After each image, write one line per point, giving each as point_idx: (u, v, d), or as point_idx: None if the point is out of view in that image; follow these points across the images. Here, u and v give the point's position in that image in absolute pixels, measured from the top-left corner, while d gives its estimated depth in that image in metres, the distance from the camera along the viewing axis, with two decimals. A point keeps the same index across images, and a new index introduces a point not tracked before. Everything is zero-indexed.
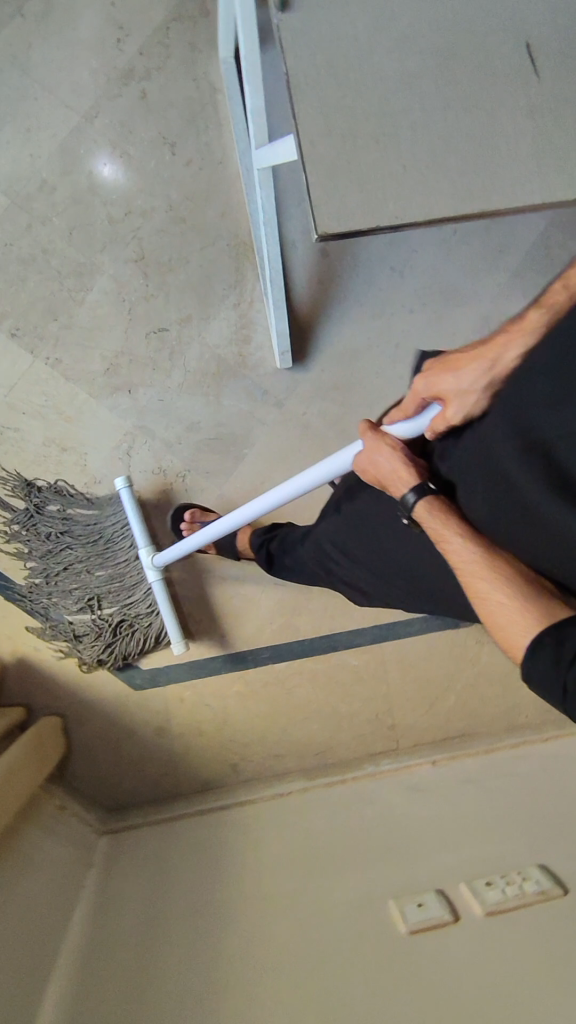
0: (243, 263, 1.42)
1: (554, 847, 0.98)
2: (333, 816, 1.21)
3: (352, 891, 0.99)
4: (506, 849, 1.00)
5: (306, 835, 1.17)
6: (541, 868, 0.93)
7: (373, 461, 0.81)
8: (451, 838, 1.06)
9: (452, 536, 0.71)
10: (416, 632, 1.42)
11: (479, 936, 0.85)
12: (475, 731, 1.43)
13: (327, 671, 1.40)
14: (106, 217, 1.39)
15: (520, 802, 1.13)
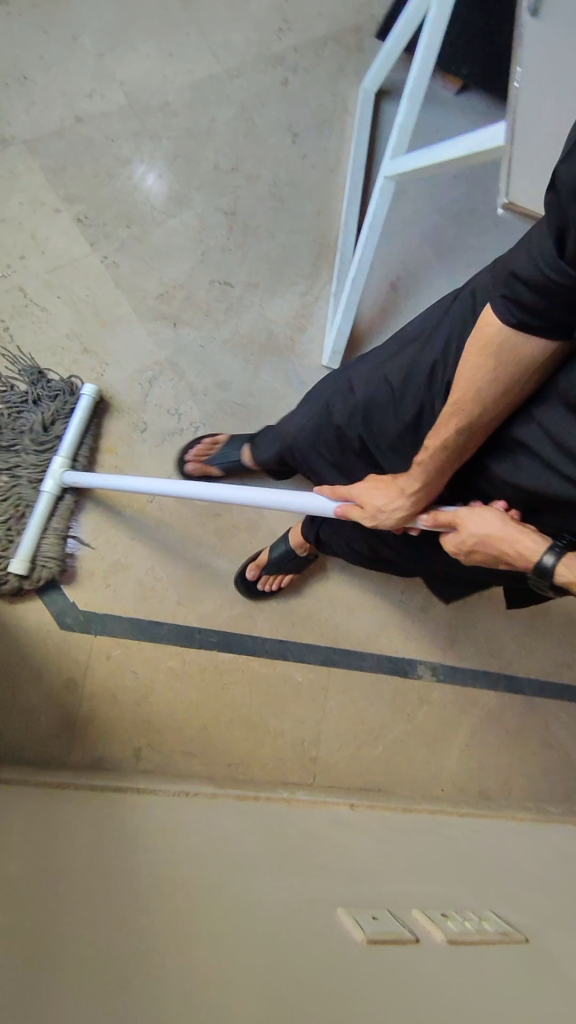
0: (322, 259, 1.44)
1: (503, 905, 0.89)
2: (249, 823, 1.05)
3: (285, 893, 0.80)
4: (456, 895, 0.89)
5: (220, 831, 0.99)
6: (498, 917, 0.83)
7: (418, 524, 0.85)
8: (391, 873, 0.92)
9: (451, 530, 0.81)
10: (367, 666, 1.37)
11: (443, 964, 0.70)
12: (394, 790, 1.34)
13: (270, 676, 1.29)
14: (213, 162, 1.38)
15: (452, 858, 1.04)
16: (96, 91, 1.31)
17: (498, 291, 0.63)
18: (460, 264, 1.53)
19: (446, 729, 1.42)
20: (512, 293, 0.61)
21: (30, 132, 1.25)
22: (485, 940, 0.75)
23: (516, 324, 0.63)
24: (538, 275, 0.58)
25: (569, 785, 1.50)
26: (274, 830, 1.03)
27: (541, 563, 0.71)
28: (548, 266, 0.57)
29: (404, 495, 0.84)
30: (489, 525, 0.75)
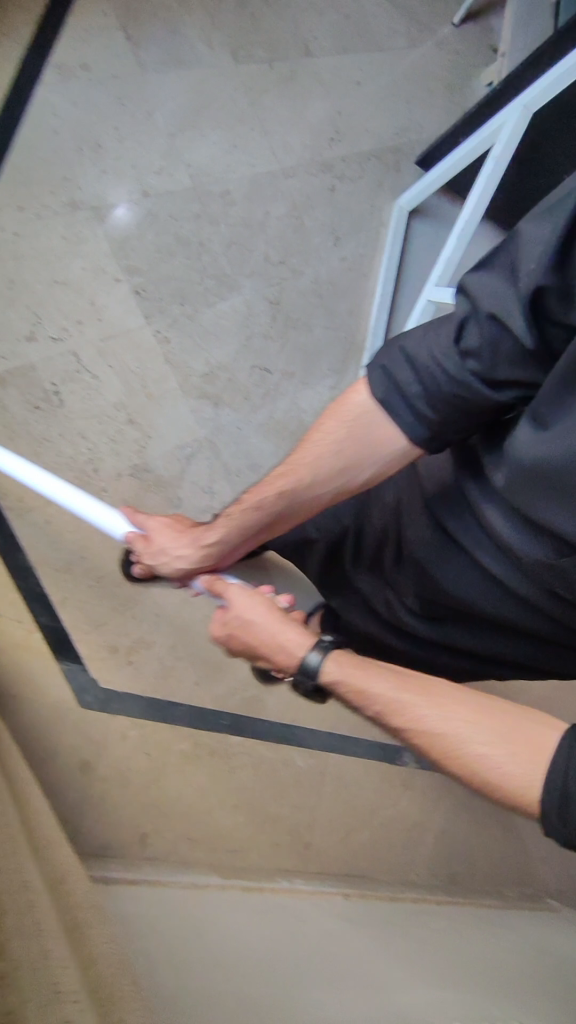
0: (351, 357, 1.52)
1: (517, 1013, 0.95)
2: (268, 920, 1.05)
3: (340, 1012, 0.81)
4: (477, 1005, 0.94)
5: (248, 929, 0.99)
6: None
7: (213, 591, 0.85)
8: (416, 984, 0.95)
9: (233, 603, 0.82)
10: (360, 753, 1.42)
11: None
12: (376, 877, 1.38)
13: (274, 761, 1.31)
14: (264, 253, 1.43)
15: (453, 958, 1.10)
16: (164, 169, 1.34)
17: (378, 365, 0.73)
18: None
19: (425, 817, 1.48)
20: (394, 372, 0.72)
21: (98, 200, 1.26)
22: None
23: (382, 396, 0.73)
24: (427, 364, 0.70)
25: (523, 872, 1.61)
26: (292, 928, 1.04)
27: (305, 662, 0.73)
28: (442, 352, 0.69)
29: (192, 546, 0.85)
30: (259, 615, 0.79)
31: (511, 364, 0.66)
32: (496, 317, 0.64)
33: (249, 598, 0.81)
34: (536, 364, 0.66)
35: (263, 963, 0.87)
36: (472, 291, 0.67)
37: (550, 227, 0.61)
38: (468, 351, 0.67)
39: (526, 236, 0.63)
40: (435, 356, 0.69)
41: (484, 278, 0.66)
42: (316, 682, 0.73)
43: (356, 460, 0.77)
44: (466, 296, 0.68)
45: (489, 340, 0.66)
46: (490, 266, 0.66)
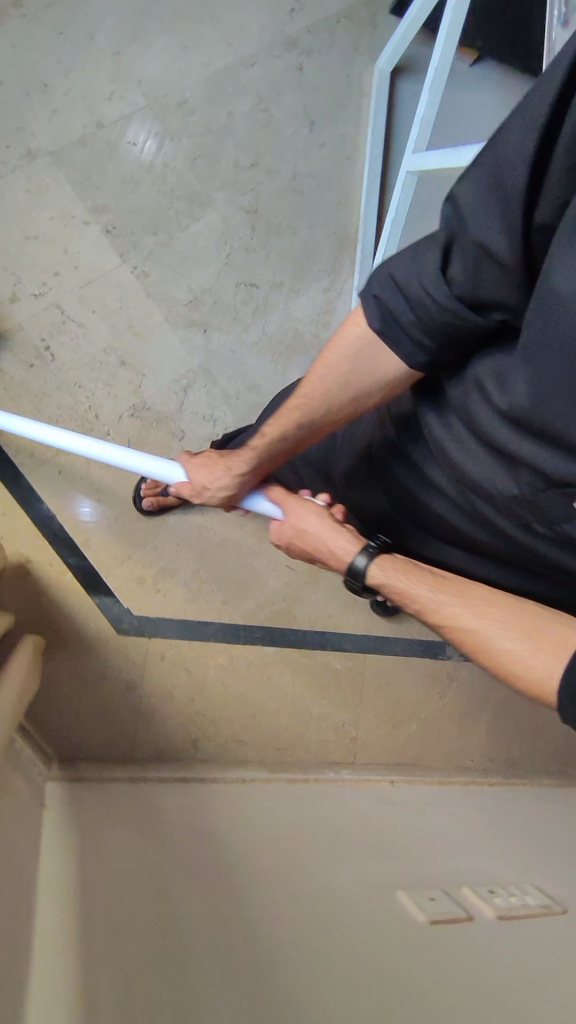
0: (343, 253, 1.46)
1: (537, 872, 0.99)
2: (307, 807, 1.14)
3: (352, 878, 0.88)
4: (498, 871, 0.98)
5: (286, 816, 1.08)
6: (536, 887, 0.92)
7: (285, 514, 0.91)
8: (437, 850, 1.01)
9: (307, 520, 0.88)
10: (399, 651, 1.45)
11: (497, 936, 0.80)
12: (427, 763, 1.46)
13: (311, 667, 1.37)
14: (233, 159, 1.37)
15: (486, 827, 1.15)
16: (116, 93, 1.29)
17: (371, 291, 0.73)
18: None
19: (475, 704, 1.51)
20: (386, 296, 0.71)
21: (54, 142, 1.24)
22: (529, 913, 0.85)
23: (379, 324, 0.73)
24: (415, 289, 0.69)
25: None
26: (330, 813, 1.13)
27: (356, 565, 0.80)
28: (429, 271, 0.68)
29: (227, 472, 0.90)
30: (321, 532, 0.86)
31: (500, 282, 0.65)
32: (480, 226, 0.63)
33: (304, 509, 0.89)
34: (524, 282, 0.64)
35: (285, 837, 0.97)
36: (456, 199, 0.64)
37: (538, 127, 0.57)
38: (459, 272, 0.66)
39: (503, 135, 0.60)
40: (425, 279, 0.68)
41: (466, 184, 0.63)
42: (366, 585, 0.80)
43: (363, 377, 0.77)
44: (449, 205, 0.65)
45: (471, 252, 0.64)
46: (475, 172, 0.63)
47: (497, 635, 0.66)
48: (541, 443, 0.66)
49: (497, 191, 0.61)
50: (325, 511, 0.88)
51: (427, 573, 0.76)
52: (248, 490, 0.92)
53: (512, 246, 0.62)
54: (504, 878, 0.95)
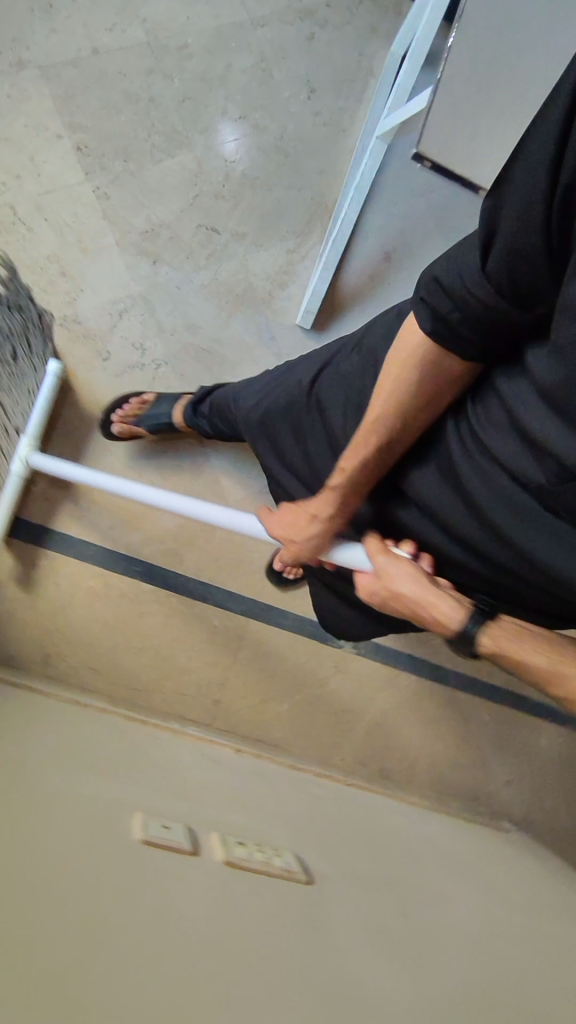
0: (316, 220, 1.45)
1: (315, 850, 0.91)
2: (122, 737, 1.11)
3: (97, 792, 0.83)
4: (271, 835, 0.91)
5: (94, 736, 1.06)
6: (296, 855, 0.86)
7: (380, 574, 0.84)
8: (221, 803, 0.95)
9: (396, 573, 0.82)
10: (286, 625, 1.40)
11: (213, 877, 0.74)
12: (289, 746, 1.40)
13: (186, 617, 1.34)
14: (221, 109, 1.40)
15: (300, 808, 1.08)
16: (117, 26, 1.34)
17: (418, 293, 0.71)
18: None
19: (356, 701, 1.44)
20: (431, 298, 0.70)
21: (46, 59, 1.30)
22: (266, 870, 0.78)
23: (430, 326, 0.71)
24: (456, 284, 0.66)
25: (475, 781, 1.50)
26: (144, 747, 1.10)
27: (466, 629, 0.76)
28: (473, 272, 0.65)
29: (319, 526, 0.91)
30: (408, 582, 0.80)
31: (534, 282, 0.62)
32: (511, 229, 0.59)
33: (394, 564, 0.83)
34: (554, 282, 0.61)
35: (65, 747, 0.94)
36: (496, 198, 0.60)
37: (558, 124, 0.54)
38: (495, 266, 0.62)
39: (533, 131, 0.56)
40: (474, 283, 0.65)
41: (502, 186, 0.59)
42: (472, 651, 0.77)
43: (422, 373, 0.76)
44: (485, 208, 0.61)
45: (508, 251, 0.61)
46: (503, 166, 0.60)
47: (531, 655, 0.74)
48: (546, 422, 0.66)
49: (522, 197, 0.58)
50: (416, 565, 0.82)
51: (432, 583, 0.80)
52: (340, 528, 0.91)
53: (540, 251, 0.58)
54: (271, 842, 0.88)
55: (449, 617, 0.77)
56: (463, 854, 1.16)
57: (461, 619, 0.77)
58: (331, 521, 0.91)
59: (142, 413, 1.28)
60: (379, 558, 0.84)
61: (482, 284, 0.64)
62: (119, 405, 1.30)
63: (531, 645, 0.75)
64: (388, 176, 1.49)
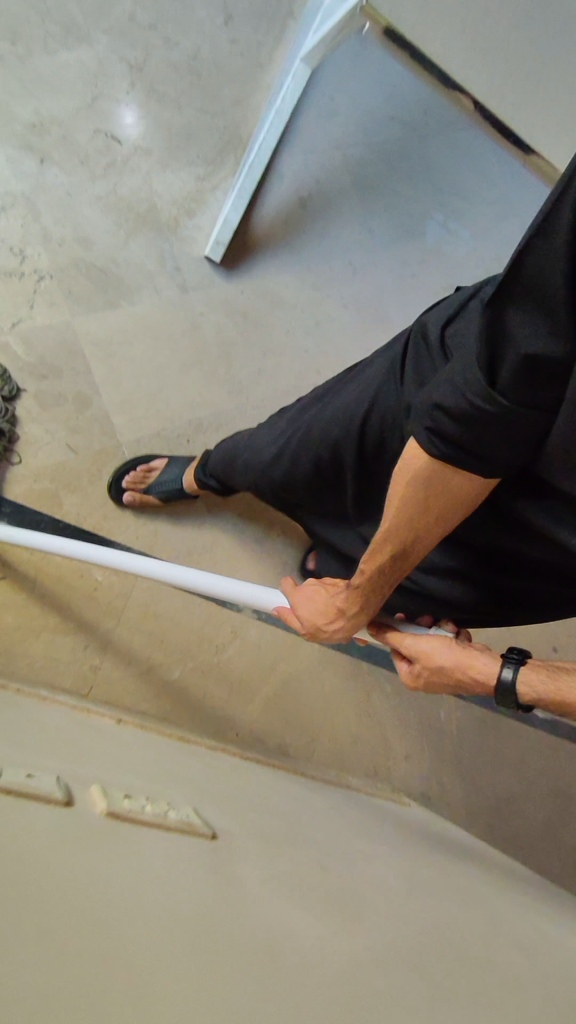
0: (229, 151, 1.34)
1: (216, 807, 0.77)
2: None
3: None
4: (158, 787, 0.76)
5: None
6: (196, 809, 0.72)
7: (426, 669, 0.76)
8: (100, 758, 0.80)
9: (436, 651, 0.75)
10: (179, 585, 1.26)
11: (93, 833, 0.57)
12: (179, 719, 1.24)
13: (64, 567, 1.17)
14: (128, 13, 1.27)
15: (198, 772, 0.93)
16: None
17: (421, 429, 0.63)
18: (376, 206, 1.51)
19: (255, 671, 1.31)
20: (437, 425, 0.61)
21: None
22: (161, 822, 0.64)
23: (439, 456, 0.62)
24: (455, 404, 0.59)
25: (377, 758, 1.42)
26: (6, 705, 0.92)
27: (503, 679, 0.71)
28: (470, 398, 0.58)
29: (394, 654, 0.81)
30: (434, 650, 0.75)
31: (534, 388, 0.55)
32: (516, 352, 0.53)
33: (434, 645, 0.76)
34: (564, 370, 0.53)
35: None
36: (500, 304, 0.54)
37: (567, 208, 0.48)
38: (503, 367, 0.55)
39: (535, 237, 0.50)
40: (481, 409, 0.57)
41: (506, 297, 0.53)
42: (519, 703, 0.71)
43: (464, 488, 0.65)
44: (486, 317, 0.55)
45: (509, 378, 0.55)
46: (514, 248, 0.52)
47: (450, 655, 0.74)
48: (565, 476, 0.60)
49: (534, 315, 0.52)
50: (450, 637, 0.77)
51: (452, 642, 0.75)
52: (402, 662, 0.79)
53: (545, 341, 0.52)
54: (160, 793, 0.74)
55: (435, 663, 0.75)
56: (368, 822, 1.06)
57: (496, 671, 0.72)
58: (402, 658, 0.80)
59: (150, 480, 1.17)
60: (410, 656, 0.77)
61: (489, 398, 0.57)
62: (133, 466, 1.18)
63: (452, 651, 0.75)
64: (304, 126, 1.44)
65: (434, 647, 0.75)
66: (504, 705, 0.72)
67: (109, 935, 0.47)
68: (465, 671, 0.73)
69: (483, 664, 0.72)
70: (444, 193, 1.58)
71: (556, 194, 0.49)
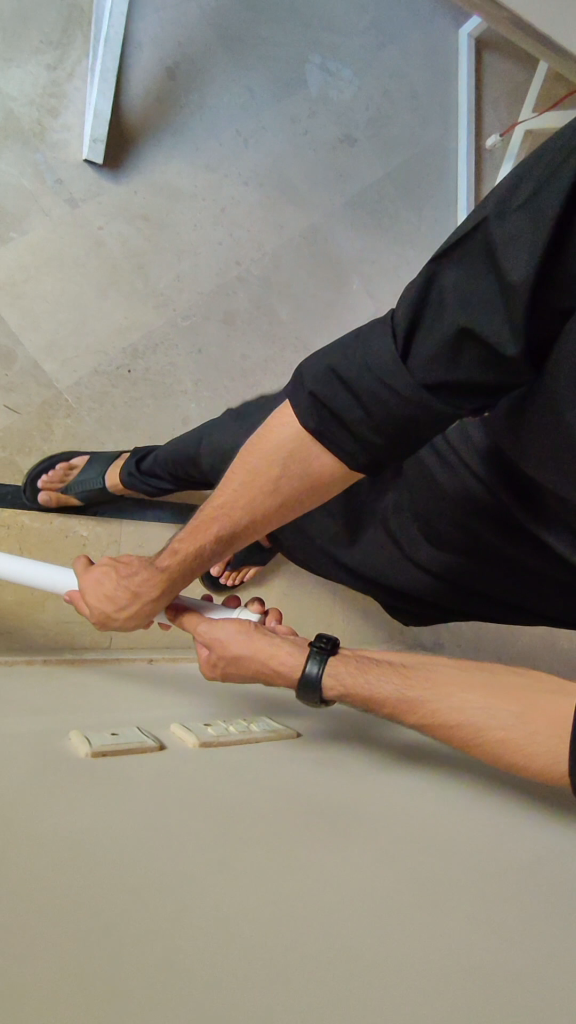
0: (75, 26, 1.17)
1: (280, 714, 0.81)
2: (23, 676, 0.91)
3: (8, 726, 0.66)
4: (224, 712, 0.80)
5: None
6: (267, 719, 0.76)
7: (223, 649, 0.77)
8: (158, 703, 0.82)
9: (238, 640, 0.77)
10: (164, 520, 1.21)
11: (193, 762, 0.61)
12: (205, 644, 1.24)
13: (46, 532, 1.11)
14: None
15: (246, 689, 0.97)
16: None
17: (303, 391, 0.60)
18: (251, 60, 1.37)
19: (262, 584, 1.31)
20: (319, 391, 0.59)
21: None
22: (248, 738, 0.68)
23: (315, 428, 0.60)
24: (364, 379, 0.57)
25: (395, 624, 1.48)
26: (45, 681, 0.91)
27: (308, 674, 0.72)
28: (379, 372, 0.57)
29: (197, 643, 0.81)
30: (232, 635, 0.77)
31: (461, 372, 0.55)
32: (454, 322, 0.54)
33: (238, 629, 0.78)
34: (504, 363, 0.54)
35: None
36: (440, 268, 0.55)
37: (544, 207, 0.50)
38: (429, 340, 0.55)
39: (480, 225, 0.53)
40: (389, 379, 0.56)
41: (446, 265, 0.55)
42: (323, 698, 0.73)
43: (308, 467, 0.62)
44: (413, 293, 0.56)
45: (425, 354, 0.55)
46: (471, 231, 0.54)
47: (256, 648, 0.76)
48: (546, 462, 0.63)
49: (465, 299, 0.54)
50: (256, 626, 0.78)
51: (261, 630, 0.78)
52: (204, 651, 0.80)
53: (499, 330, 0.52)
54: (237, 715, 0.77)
55: (236, 649, 0.77)
56: None
57: (303, 663, 0.74)
58: (201, 646, 0.80)
59: (72, 480, 1.10)
60: (208, 636, 0.78)
61: (408, 374, 0.56)
62: (50, 464, 1.09)
63: (257, 641, 0.76)
64: None
65: (241, 638, 0.77)
66: (305, 698, 0.74)
67: (235, 826, 0.50)
68: (272, 661, 0.75)
69: (293, 659, 0.75)
70: (317, 30, 1.44)
71: (531, 189, 0.51)
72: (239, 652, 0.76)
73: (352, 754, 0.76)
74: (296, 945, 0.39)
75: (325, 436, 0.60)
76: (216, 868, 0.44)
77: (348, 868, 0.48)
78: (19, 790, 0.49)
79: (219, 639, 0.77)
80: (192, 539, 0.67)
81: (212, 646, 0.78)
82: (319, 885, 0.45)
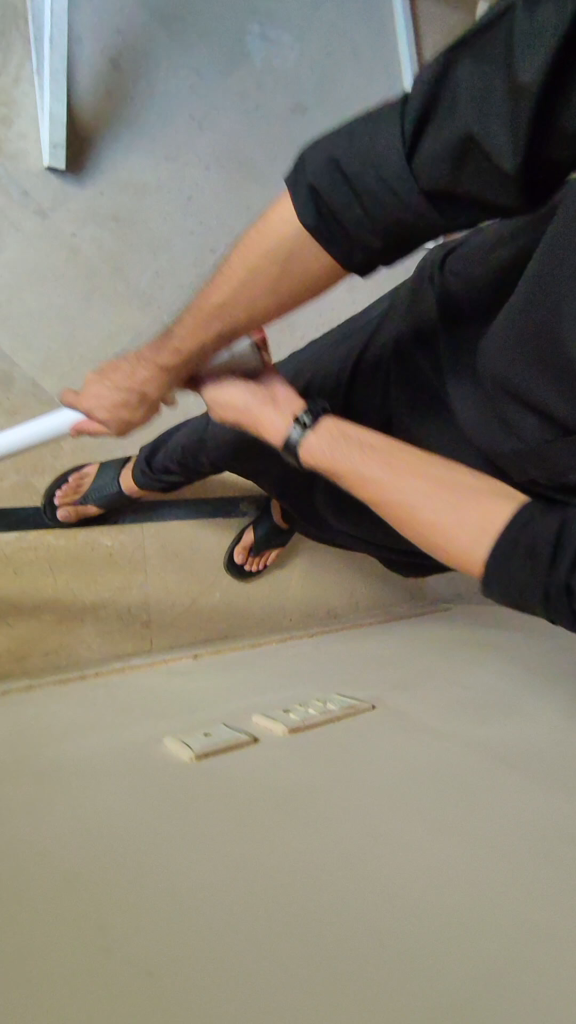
0: (11, 27, 1.13)
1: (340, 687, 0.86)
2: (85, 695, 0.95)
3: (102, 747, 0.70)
4: (289, 694, 0.86)
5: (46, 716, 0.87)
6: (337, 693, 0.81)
7: (220, 398, 0.69)
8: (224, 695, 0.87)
9: (271, 414, 0.67)
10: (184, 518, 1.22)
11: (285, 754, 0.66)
12: (240, 629, 1.27)
13: (74, 548, 1.12)
14: None
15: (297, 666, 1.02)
16: None
17: (305, 178, 0.55)
18: (192, 37, 1.33)
19: (285, 563, 1.34)
20: (318, 182, 0.54)
21: None
22: (326, 717, 0.73)
23: (313, 223, 0.55)
24: (378, 188, 0.52)
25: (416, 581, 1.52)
26: (107, 694, 0.95)
27: (289, 440, 0.66)
28: (385, 155, 0.51)
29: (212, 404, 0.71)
30: (241, 392, 0.68)
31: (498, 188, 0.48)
32: (461, 128, 0.47)
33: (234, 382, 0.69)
34: (512, 186, 0.48)
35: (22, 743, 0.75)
36: (454, 57, 0.48)
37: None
38: (434, 148, 0.49)
39: (502, 16, 0.46)
40: (390, 181, 0.51)
41: (463, 57, 0.48)
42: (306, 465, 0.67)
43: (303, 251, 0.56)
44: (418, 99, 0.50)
45: (429, 162, 0.49)
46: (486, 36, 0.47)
47: (241, 393, 0.68)
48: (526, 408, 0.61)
49: (471, 92, 0.47)
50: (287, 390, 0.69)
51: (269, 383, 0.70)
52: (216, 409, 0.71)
53: (517, 155, 0.45)
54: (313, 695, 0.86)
55: (232, 404, 0.69)
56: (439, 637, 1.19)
57: (289, 427, 0.66)
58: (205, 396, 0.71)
59: (85, 487, 1.09)
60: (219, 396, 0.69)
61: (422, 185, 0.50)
62: (63, 478, 1.09)
63: (256, 396, 0.68)
64: None
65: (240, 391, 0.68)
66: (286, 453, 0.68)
67: (340, 832, 0.55)
68: (269, 422, 0.68)
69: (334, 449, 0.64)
70: None
71: None
72: (247, 412, 0.69)
73: (417, 712, 0.81)
74: (422, 946, 0.43)
75: (322, 229, 0.55)
76: (327, 880, 0.49)
77: (436, 847, 0.54)
78: (145, 825, 0.54)
79: (236, 398, 0.69)
80: (194, 335, 0.63)
81: (215, 402, 0.70)
82: (416, 874, 0.50)
